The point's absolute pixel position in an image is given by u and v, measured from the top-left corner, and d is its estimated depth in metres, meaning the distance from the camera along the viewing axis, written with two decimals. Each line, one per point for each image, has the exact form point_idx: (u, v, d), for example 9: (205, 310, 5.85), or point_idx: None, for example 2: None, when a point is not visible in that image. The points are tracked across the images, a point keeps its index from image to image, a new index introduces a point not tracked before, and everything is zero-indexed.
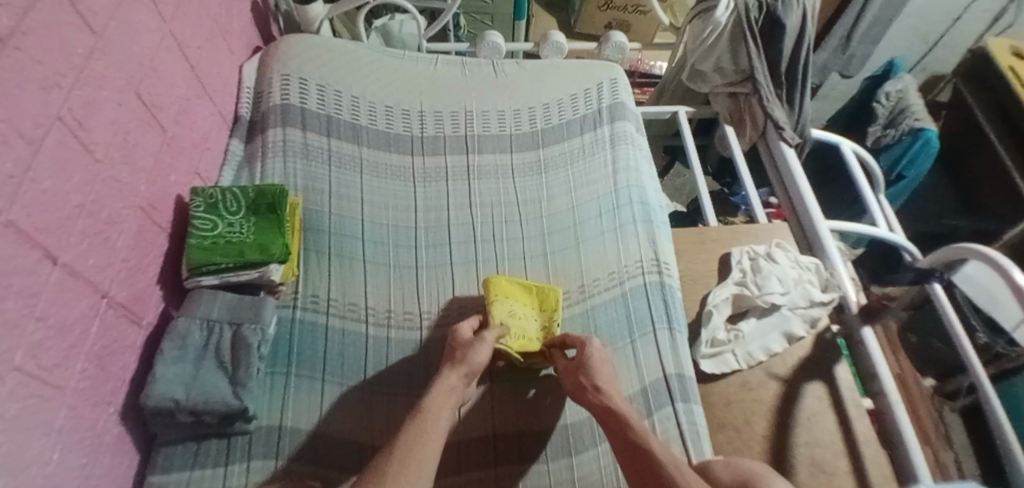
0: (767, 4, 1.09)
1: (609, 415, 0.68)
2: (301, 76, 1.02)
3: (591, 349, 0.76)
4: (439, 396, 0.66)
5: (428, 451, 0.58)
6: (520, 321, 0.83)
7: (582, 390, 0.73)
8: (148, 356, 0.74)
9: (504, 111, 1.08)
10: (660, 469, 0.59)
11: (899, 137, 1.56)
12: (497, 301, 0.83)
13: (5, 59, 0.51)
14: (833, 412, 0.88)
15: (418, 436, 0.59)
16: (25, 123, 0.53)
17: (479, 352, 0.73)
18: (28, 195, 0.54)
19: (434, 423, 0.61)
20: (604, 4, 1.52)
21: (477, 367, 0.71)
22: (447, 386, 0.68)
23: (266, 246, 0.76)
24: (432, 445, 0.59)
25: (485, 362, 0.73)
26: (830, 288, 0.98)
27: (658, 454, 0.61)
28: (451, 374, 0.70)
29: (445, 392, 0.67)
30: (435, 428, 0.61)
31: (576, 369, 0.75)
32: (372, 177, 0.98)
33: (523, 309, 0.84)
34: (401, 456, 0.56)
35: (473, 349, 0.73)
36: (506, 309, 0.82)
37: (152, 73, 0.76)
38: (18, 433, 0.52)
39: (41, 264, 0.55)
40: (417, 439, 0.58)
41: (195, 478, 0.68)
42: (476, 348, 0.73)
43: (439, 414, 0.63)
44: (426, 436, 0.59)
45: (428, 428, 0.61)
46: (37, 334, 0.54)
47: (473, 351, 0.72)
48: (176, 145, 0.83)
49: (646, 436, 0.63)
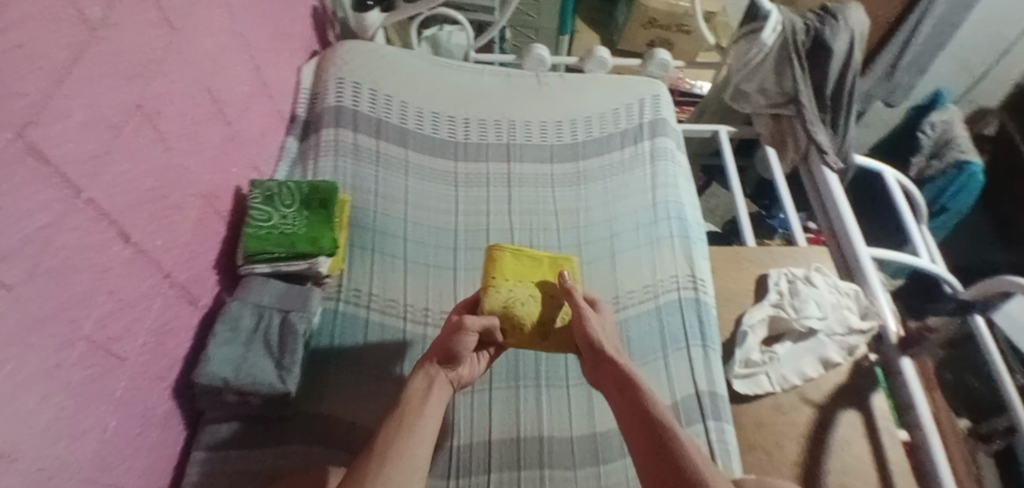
0: (814, 27, 1.11)
1: (630, 406, 0.61)
2: (355, 80, 1.07)
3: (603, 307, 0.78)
4: (419, 385, 0.66)
5: (421, 447, 0.58)
6: (520, 312, 0.75)
7: (597, 358, 0.70)
8: (201, 337, 0.77)
9: (546, 122, 1.10)
10: (686, 470, 0.52)
11: (943, 169, 1.53)
12: (493, 288, 0.76)
13: (94, 47, 0.55)
14: (868, 443, 0.86)
15: (399, 428, 0.59)
16: (109, 109, 0.57)
17: (461, 342, 0.69)
18: (107, 176, 0.57)
19: (419, 420, 0.60)
20: (647, 23, 1.54)
21: (456, 351, 0.69)
22: (430, 376, 0.67)
23: (315, 239, 0.80)
24: (423, 437, 0.59)
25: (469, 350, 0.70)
26: (870, 316, 0.96)
27: (688, 453, 0.54)
28: (433, 365, 0.69)
29: (425, 383, 0.66)
30: (417, 421, 0.60)
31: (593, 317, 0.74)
32: (416, 179, 1.01)
33: (527, 292, 0.77)
34: (402, 443, 0.57)
35: (454, 338, 0.69)
36: (505, 297, 0.75)
37: (220, 70, 0.81)
38: (82, 399, 0.55)
39: (114, 241, 0.59)
40: (398, 431, 0.58)
41: (236, 457, 0.71)
42: (461, 338, 0.69)
43: (425, 411, 0.62)
44: (416, 429, 0.59)
45: (408, 423, 0.60)
46: (104, 307, 0.58)
47: (461, 338, 0.69)
48: (237, 139, 0.88)
49: (675, 431, 0.57)
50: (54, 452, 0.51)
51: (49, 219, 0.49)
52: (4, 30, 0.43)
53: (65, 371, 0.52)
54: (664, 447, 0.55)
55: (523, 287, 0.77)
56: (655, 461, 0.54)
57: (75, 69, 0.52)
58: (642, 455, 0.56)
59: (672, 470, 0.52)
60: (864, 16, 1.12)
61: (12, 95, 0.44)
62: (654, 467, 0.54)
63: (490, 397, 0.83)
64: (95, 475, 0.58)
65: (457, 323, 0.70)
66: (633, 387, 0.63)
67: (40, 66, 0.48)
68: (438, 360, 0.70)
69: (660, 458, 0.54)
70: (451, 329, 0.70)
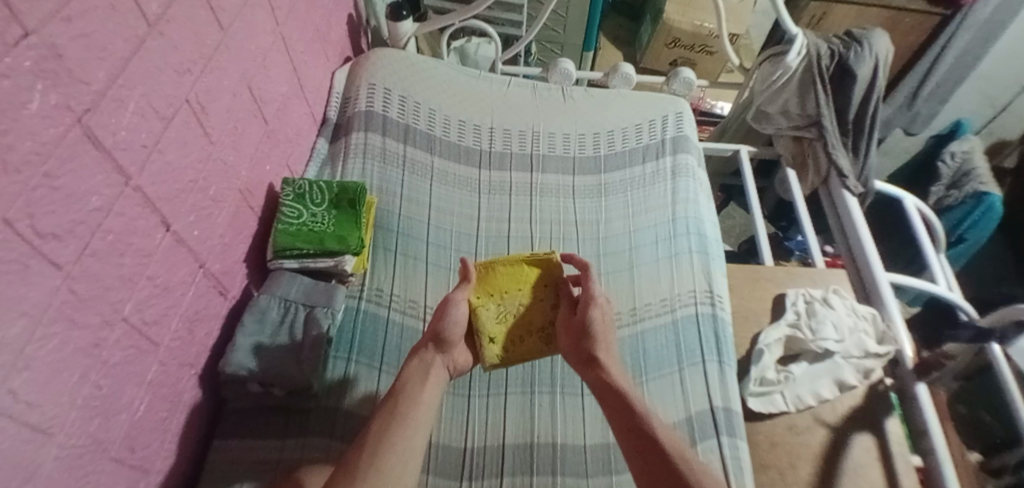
0: (839, 53, 1.12)
1: (621, 416, 0.61)
2: (385, 86, 1.10)
3: (594, 310, 0.74)
4: (415, 372, 0.66)
5: (414, 437, 0.57)
6: (513, 325, 0.78)
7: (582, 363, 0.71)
8: (229, 327, 0.79)
9: (569, 134, 1.12)
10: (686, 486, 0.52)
11: (961, 199, 1.52)
12: (481, 307, 0.77)
13: (151, 41, 0.58)
14: (881, 467, 0.85)
15: (393, 415, 0.59)
16: (160, 101, 0.60)
17: (449, 317, 0.73)
18: (155, 165, 0.60)
19: (414, 410, 0.60)
20: (671, 42, 1.57)
21: (444, 332, 0.72)
22: (426, 365, 0.68)
23: (343, 237, 0.82)
24: (420, 426, 0.59)
25: (456, 324, 0.73)
26: (886, 341, 0.96)
27: (687, 470, 0.53)
28: (429, 351, 0.70)
29: (421, 373, 0.66)
30: (414, 411, 0.60)
31: (578, 332, 0.74)
32: (441, 184, 1.03)
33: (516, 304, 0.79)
34: (408, 438, 0.57)
35: (442, 319, 0.73)
36: (494, 314, 0.78)
37: (262, 70, 0.84)
38: (117, 379, 0.57)
39: (157, 229, 0.61)
40: (392, 420, 0.58)
41: (256, 447, 0.72)
42: (450, 309, 0.74)
43: (420, 400, 0.62)
44: (412, 422, 0.59)
45: (405, 417, 0.59)
46: (144, 291, 0.60)
47: (449, 312, 0.73)
48: (274, 138, 0.90)
49: (675, 449, 0.56)
50: (88, 429, 0.53)
51: (100, 202, 0.51)
52: (70, 19, 0.46)
53: (104, 351, 0.54)
54: (649, 443, 0.57)
55: (513, 295, 0.80)
56: (638, 452, 0.57)
57: (133, 61, 0.55)
58: (641, 467, 0.56)
59: (655, 461, 0.55)
60: (889, 43, 1.13)
61: (74, 81, 0.47)
62: (641, 458, 0.56)
63: (504, 402, 0.84)
64: (124, 454, 0.59)
65: (448, 299, 0.75)
66: (622, 396, 0.64)
67: (102, 56, 0.50)
68: (433, 345, 0.71)
69: (643, 450, 0.57)
70: (444, 306, 0.74)
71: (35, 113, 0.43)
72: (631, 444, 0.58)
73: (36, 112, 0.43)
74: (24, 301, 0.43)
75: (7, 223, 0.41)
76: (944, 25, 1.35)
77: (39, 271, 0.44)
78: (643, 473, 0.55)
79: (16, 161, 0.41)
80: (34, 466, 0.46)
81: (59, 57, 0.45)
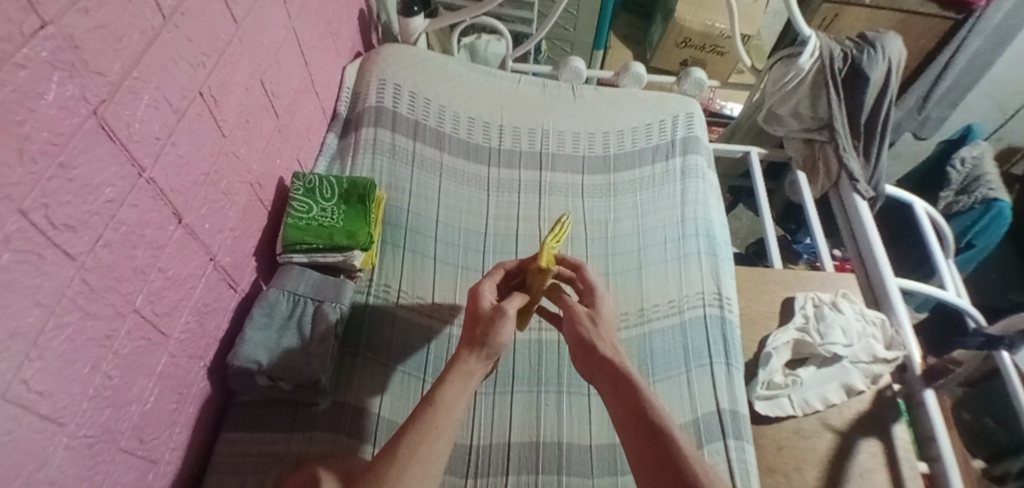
0: (852, 55, 1.12)
1: (631, 414, 0.60)
2: (395, 82, 1.10)
3: (602, 302, 0.76)
4: (455, 380, 0.64)
5: (439, 445, 0.56)
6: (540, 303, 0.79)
7: (591, 356, 0.69)
8: (237, 321, 0.80)
9: (580, 134, 1.12)
10: None
11: (971, 205, 1.50)
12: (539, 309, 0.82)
13: (165, 34, 0.57)
14: (887, 472, 0.85)
15: (425, 425, 0.57)
16: (174, 93, 0.59)
17: (502, 328, 0.68)
18: (168, 157, 0.60)
19: (440, 418, 0.59)
20: (681, 42, 1.57)
21: (496, 342, 0.68)
22: (467, 378, 0.65)
23: (353, 232, 0.83)
24: (447, 437, 0.58)
25: (508, 339, 0.69)
26: (895, 347, 0.94)
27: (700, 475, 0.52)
28: (469, 356, 0.67)
29: (461, 386, 0.63)
30: (445, 424, 0.58)
31: (590, 318, 0.74)
32: (450, 181, 1.03)
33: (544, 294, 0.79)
34: (424, 445, 0.56)
35: (497, 332, 0.68)
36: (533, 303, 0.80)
37: (275, 65, 0.84)
38: (127, 370, 0.57)
39: (169, 221, 0.61)
40: (420, 433, 0.56)
41: (263, 440, 0.73)
42: (501, 325, 0.68)
43: (453, 403, 0.61)
44: (436, 431, 0.57)
45: (429, 422, 0.58)
46: (156, 283, 0.60)
47: (499, 329, 0.68)
48: (285, 132, 0.91)
49: (679, 444, 0.56)
50: (97, 421, 0.53)
51: (114, 194, 0.51)
52: (86, 11, 0.46)
53: (115, 342, 0.54)
54: (668, 461, 0.54)
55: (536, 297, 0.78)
56: (648, 472, 0.55)
57: (148, 53, 0.55)
58: (643, 468, 0.56)
59: (666, 466, 0.54)
60: (902, 47, 1.13)
61: (90, 73, 0.47)
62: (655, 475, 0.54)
63: (511, 398, 0.84)
64: (133, 446, 0.59)
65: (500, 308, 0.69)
66: (631, 387, 0.63)
67: (118, 47, 0.50)
68: (479, 352, 0.67)
69: (652, 474, 0.54)
70: (494, 315, 0.69)
71: (52, 104, 0.43)
72: (643, 462, 0.56)
73: (53, 103, 0.43)
74: (39, 291, 0.43)
75: (23, 213, 0.41)
76: (955, 30, 1.34)
77: (52, 260, 0.44)
78: (648, 470, 0.55)
79: (32, 151, 0.41)
80: (45, 457, 0.46)
81: (76, 48, 0.45)
